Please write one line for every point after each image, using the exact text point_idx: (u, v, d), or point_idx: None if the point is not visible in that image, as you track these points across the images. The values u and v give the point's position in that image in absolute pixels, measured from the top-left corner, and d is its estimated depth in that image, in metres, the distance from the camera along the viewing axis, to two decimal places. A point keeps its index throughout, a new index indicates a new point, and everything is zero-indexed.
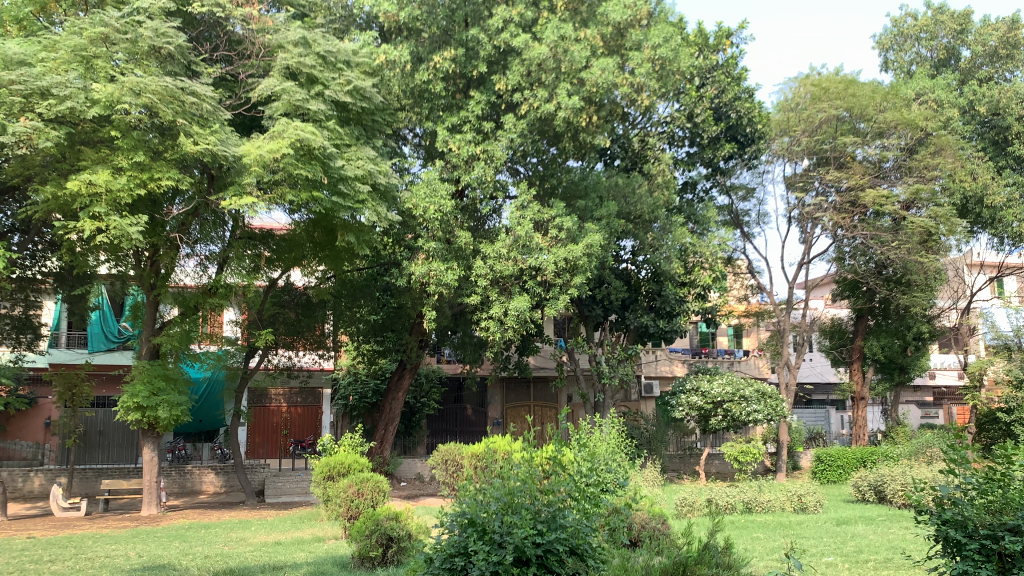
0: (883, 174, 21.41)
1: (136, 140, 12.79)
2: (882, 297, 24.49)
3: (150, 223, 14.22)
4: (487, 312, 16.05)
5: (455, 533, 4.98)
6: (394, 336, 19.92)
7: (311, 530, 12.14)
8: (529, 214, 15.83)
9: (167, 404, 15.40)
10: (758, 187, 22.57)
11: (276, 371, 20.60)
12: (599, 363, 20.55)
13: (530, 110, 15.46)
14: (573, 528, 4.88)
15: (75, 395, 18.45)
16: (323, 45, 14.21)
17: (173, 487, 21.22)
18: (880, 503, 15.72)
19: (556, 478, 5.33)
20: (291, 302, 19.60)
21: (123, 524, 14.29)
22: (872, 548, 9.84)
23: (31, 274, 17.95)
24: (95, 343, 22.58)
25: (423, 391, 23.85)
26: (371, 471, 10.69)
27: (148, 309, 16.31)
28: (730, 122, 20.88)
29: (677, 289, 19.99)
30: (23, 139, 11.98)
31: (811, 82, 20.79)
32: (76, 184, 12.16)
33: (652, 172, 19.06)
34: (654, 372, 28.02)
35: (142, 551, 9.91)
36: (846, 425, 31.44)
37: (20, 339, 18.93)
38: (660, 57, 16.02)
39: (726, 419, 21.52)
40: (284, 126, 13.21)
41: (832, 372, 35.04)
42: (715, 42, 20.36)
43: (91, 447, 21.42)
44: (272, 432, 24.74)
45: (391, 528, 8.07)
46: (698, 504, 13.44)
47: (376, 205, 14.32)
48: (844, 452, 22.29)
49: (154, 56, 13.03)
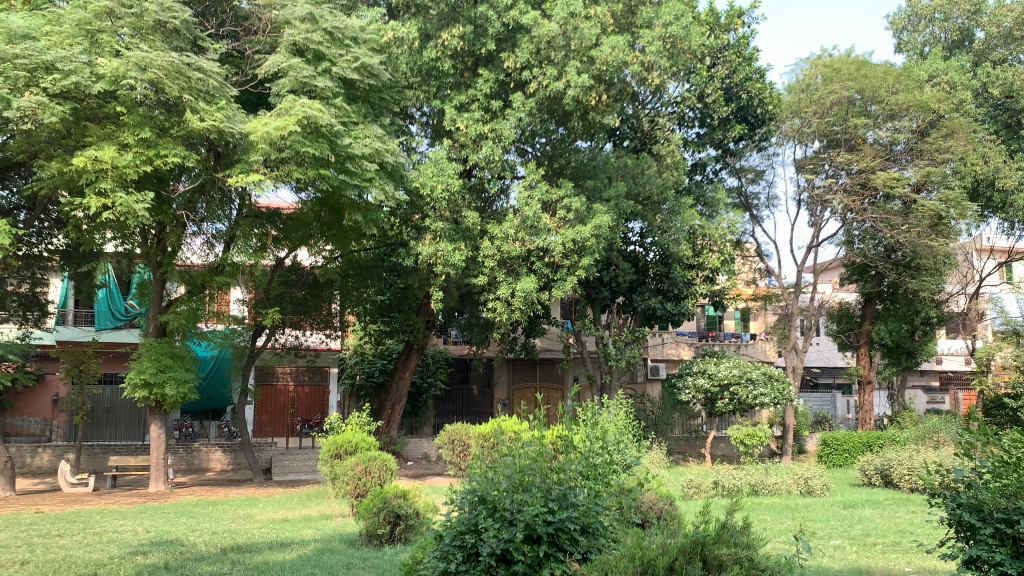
0: (894, 156, 21.27)
1: (142, 116, 12.71)
2: (891, 282, 24.30)
3: (156, 199, 14.16)
4: (494, 293, 15.98)
5: (466, 510, 4.94)
6: (400, 317, 19.85)
7: (317, 508, 12.14)
8: (537, 194, 15.70)
9: (174, 381, 15.40)
10: (768, 169, 22.42)
11: (282, 350, 20.63)
12: (606, 345, 20.48)
13: (538, 89, 15.34)
14: (584, 507, 4.83)
15: (83, 371, 18.47)
16: (330, 21, 14.01)
17: (180, 465, 21.28)
18: (887, 487, 15.65)
19: (566, 456, 5.28)
20: (298, 281, 19.57)
21: (130, 500, 14.34)
22: (879, 532, 9.78)
23: (38, 252, 17.95)
24: (102, 320, 22.62)
25: (430, 371, 23.87)
26: (379, 450, 10.63)
27: (155, 287, 16.29)
28: (741, 103, 20.62)
29: (684, 272, 19.87)
30: (29, 113, 11.90)
31: (823, 63, 20.78)
32: (82, 160, 12.10)
33: (661, 153, 18.82)
34: (660, 355, 28.09)
35: (149, 526, 9.91)
36: (852, 409, 31.35)
37: (26, 317, 19.15)
38: (671, 35, 15.80)
39: (733, 402, 21.45)
40: (291, 103, 13.13)
41: (839, 357, 34.98)
42: (726, 21, 20.10)
43: (99, 424, 21.50)
44: (279, 411, 24.95)
45: (398, 506, 8.01)
46: (704, 486, 13.43)
47: (383, 183, 14.12)
48: (850, 436, 22.21)
49: (160, 31, 12.87)
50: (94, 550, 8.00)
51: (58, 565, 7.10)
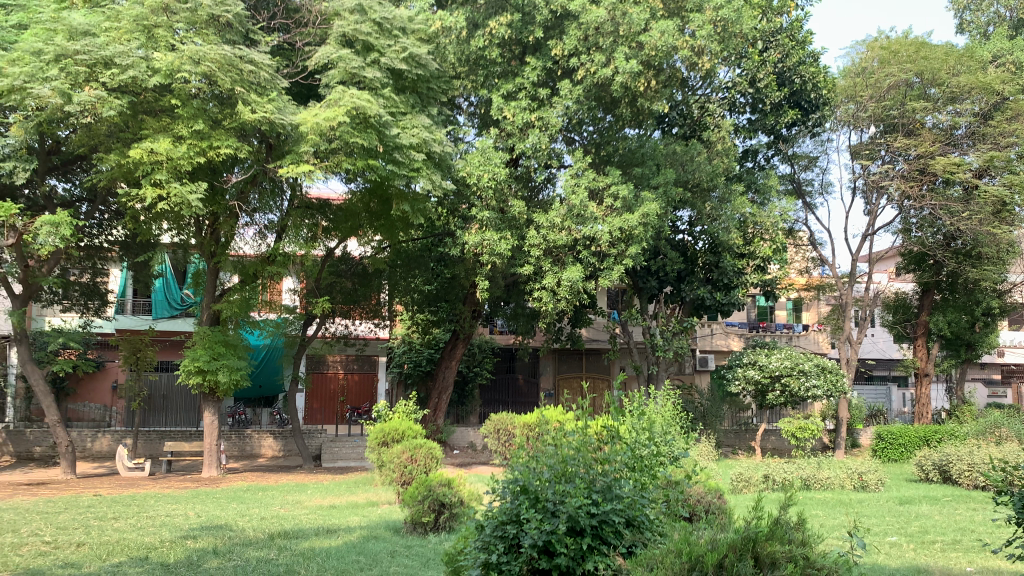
0: (954, 141, 20.56)
1: (196, 109, 12.88)
2: (950, 271, 23.58)
3: (209, 190, 14.39)
4: (540, 283, 15.91)
5: (507, 500, 4.91)
6: (447, 307, 19.94)
7: (365, 496, 12.25)
8: (584, 182, 15.58)
9: (226, 368, 15.66)
10: (821, 156, 21.90)
11: (332, 339, 20.89)
12: (654, 335, 20.29)
13: (586, 76, 15.20)
14: (629, 499, 4.77)
15: (140, 359, 18.90)
16: (379, 12, 14.03)
17: (232, 451, 21.69)
18: (945, 483, 15.24)
19: (612, 447, 5.20)
20: (348, 271, 19.75)
21: (183, 485, 14.65)
22: (937, 529, 9.50)
23: (99, 243, 18.32)
24: (159, 309, 23.12)
25: (476, 361, 23.93)
26: (425, 438, 10.69)
27: (209, 276, 16.59)
28: (794, 88, 20.17)
29: (735, 261, 19.47)
30: (88, 107, 12.19)
31: (880, 45, 20.34)
32: (137, 152, 12.35)
33: (711, 140, 18.52)
34: (709, 346, 27.68)
35: (200, 511, 10.12)
36: (908, 402, 30.61)
37: (87, 305, 19.75)
38: (723, 19, 15.49)
39: (784, 395, 21.07)
40: (340, 94, 13.22)
41: (894, 349, 34.17)
42: (779, 4, 19.64)
43: (155, 410, 22.02)
44: (329, 398, 25.33)
45: (443, 494, 8.03)
46: (754, 480, 13.25)
47: (430, 173, 14.09)
48: (906, 430, 21.64)
49: (213, 24, 13.02)
50: (148, 534, 8.18)
51: (112, 549, 7.25)
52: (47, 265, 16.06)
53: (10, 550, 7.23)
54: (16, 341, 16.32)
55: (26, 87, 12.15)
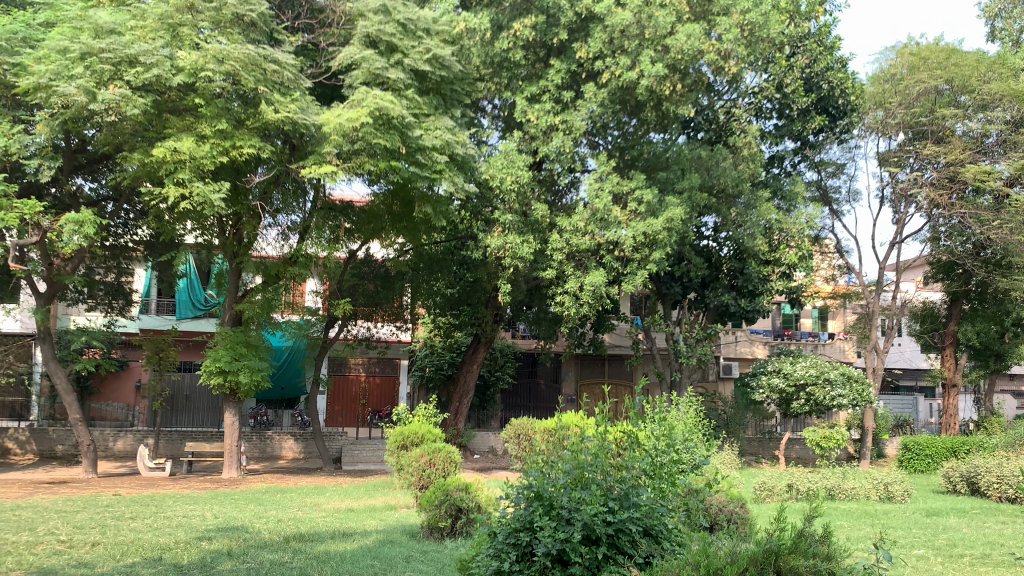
0: (985, 149, 20.10)
1: (220, 108, 12.92)
2: (979, 281, 23.27)
3: (233, 190, 14.42)
4: (563, 287, 15.79)
5: (521, 506, 4.81)
6: (469, 310, 19.85)
7: (383, 499, 12.18)
8: (607, 186, 15.42)
9: (248, 369, 15.67)
10: (849, 162, 21.64)
11: (354, 341, 20.85)
12: (677, 341, 20.11)
13: (611, 79, 15.07)
14: (647, 508, 4.64)
15: (163, 358, 18.98)
16: (403, 13, 13.98)
17: (253, 452, 21.74)
18: (973, 495, 14.92)
19: (630, 453, 5.08)
20: (370, 274, 19.73)
21: (203, 485, 14.66)
22: (966, 543, 9.26)
23: (124, 242, 18.47)
24: (183, 309, 23.24)
25: (498, 365, 23.86)
26: (444, 442, 10.58)
27: (231, 277, 16.63)
28: (821, 93, 19.76)
29: (760, 268, 19.06)
30: (113, 106, 12.26)
31: (910, 52, 20.07)
32: (161, 151, 12.40)
33: (737, 144, 18.27)
34: (734, 353, 27.50)
35: (218, 512, 10.08)
36: (935, 413, 30.15)
37: (112, 304, 19.88)
38: (750, 23, 15.29)
39: (809, 403, 20.78)
40: (364, 95, 13.22)
41: (922, 358, 33.66)
42: (807, 9, 19.38)
43: (178, 410, 22.14)
44: (351, 400, 25.16)
45: (460, 499, 7.92)
46: (777, 489, 13.07)
47: (453, 175, 14.01)
48: (934, 441, 21.23)
49: (239, 24, 13.06)
50: (163, 534, 8.15)
51: (126, 548, 7.22)
52: (72, 264, 16.17)
53: (25, 548, 7.21)
54: (40, 340, 16.44)
55: (52, 85, 12.23)
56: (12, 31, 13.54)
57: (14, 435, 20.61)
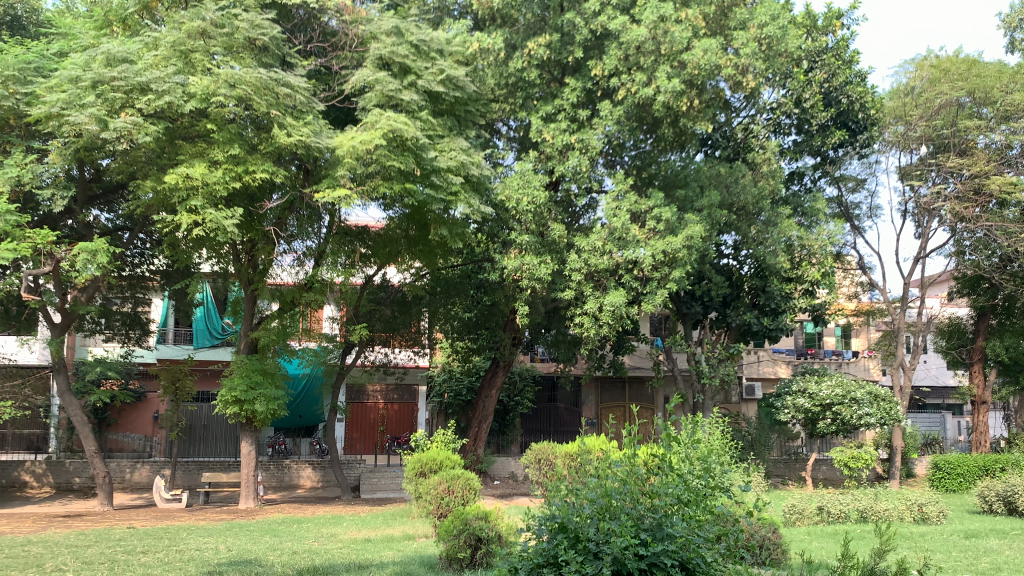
0: (1009, 161, 19.64)
1: (232, 134, 12.81)
2: (1007, 295, 22.73)
3: (247, 216, 14.27)
4: (582, 308, 15.49)
5: (544, 539, 4.57)
6: (487, 334, 19.54)
7: (401, 529, 11.86)
8: (625, 205, 15.14)
9: (264, 398, 15.46)
10: (870, 177, 21.32)
11: (372, 368, 20.67)
12: (698, 362, 19.77)
13: (627, 96, 14.84)
14: (683, 539, 4.34)
15: (179, 388, 18.82)
16: (416, 35, 13.96)
17: (271, 481, 21.50)
18: (1011, 515, 14.39)
19: (663, 479, 4.81)
20: (387, 299, 19.50)
21: (218, 517, 14.39)
22: (1011, 567, 8.85)
23: (141, 272, 18.53)
24: (200, 338, 23.04)
25: (517, 389, 23.55)
26: (463, 468, 10.30)
27: (247, 304, 16.47)
28: (840, 108, 19.38)
29: (782, 285, 18.81)
30: (125, 134, 12.20)
31: (930, 64, 19.87)
32: (173, 177, 12.29)
33: (756, 161, 17.96)
34: (756, 373, 26.94)
35: (232, 545, 9.82)
36: (963, 431, 29.75)
37: (128, 334, 19.74)
38: (768, 36, 15.07)
39: (836, 424, 20.26)
40: (377, 117, 13.02)
41: (948, 376, 33.07)
42: (823, 23, 19.15)
43: (195, 440, 21.97)
44: (369, 428, 24.91)
45: (479, 528, 7.62)
46: (808, 512, 12.72)
47: (468, 197, 13.80)
48: (966, 460, 20.64)
49: (251, 49, 12.98)
50: (173, 568, 7.90)
51: None
52: (86, 294, 16.10)
53: None
54: (55, 370, 16.34)
55: (64, 114, 12.19)
56: (26, 61, 13.56)
57: (31, 467, 20.54)
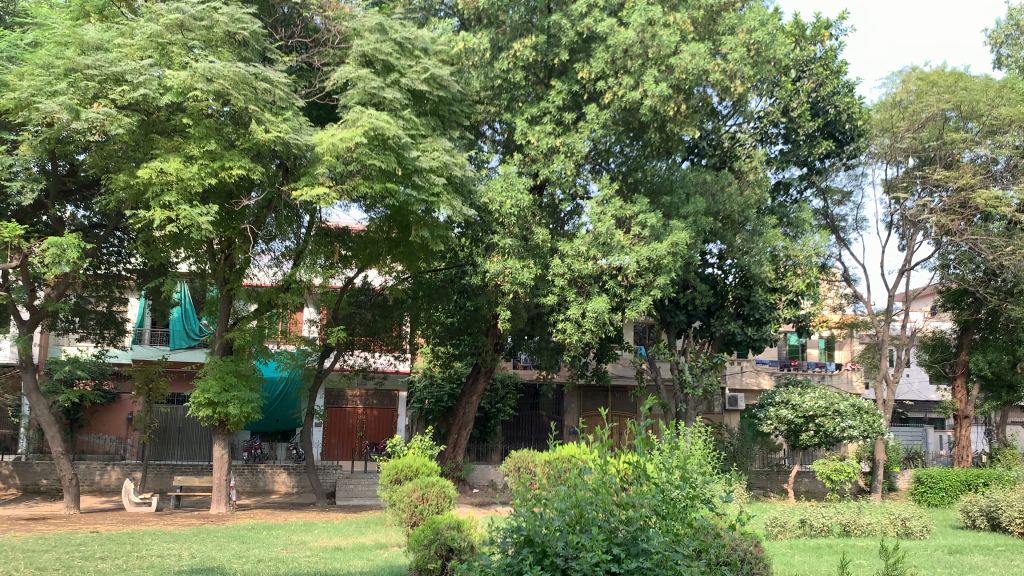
0: (994, 175, 19.77)
1: (209, 128, 12.48)
2: (990, 310, 22.67)
3: (223, 213, 13.90)
4: (564, 313, 15.23)
5: (509, 553, 4.38)
6: (469, 340, 19.27)
7: (374, 537, 11.56)
8: (610, 210, 14.91)
9: (237, 400, 15.07)
10: (856, 189, 21.23)
11: (351, 372, 20.30)
12: (682, 371, 19.54)
13: (613, 99, 14.64)
14: (659, 555, 4.14)
15: (152, 390, 18.38)
16: (400, 32, 13.70)
17: (244, 486, 21.11)
18: (994, 531, 14.25)
19: (639, 489, 4.60)
20: (368, 302, 19.17)
21: (187, 522, 14.01)
22: None
23: (117, 271, 18.18)
24: (176, 339, 22.65)
25: (498, 397, 23.27)
26: (438, 476, 10.03)
27: (222, 304, 16.07)
28: (828, 118, 19.25)
29: (767, 295, 18.66)
30: (97, 126, 11.85)
31: (917, 76, 19.62)
32: (146, 172, 11.95)
33: (742, 169, 17.83)
34: (739, 384, 26.77)
35: (196, 551, 9.49)
36: (945, 446, 29.63)
37: (102, 334, 19.25)
38: (756, 42, 14.89)
39: (818, 436, 20.09)
40: (358, 114, 12.74)
41: (930, 390, 33.10)
42: (812, 33, 19.05)
43: (169, 443, 21.55)
44: (347, 433, 24.49)
45: (452, 538, 7.23)
46: (790, 525, 12.51)
47: (451, 199, 13.51)
48: (947, 474, 20.52)
49: (230, 43, 12.65)
50: None
51: None
52: (55, 291, 15.66)
53: None
54: (23, 369, 15.90)
55: (33, 101, 11.85)
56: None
57: None
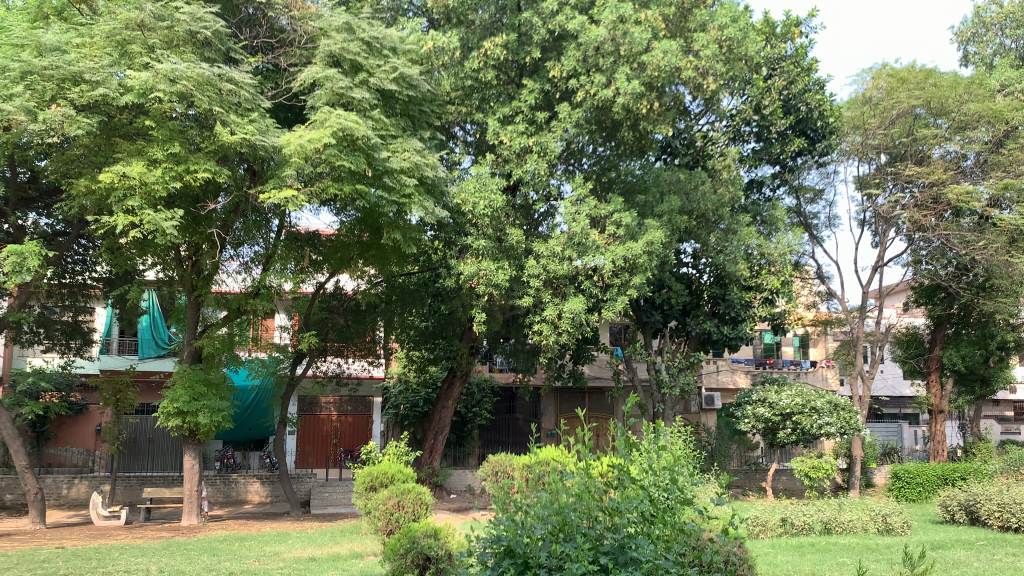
0: (964, 171, 19.94)
1: (172, 131, 12.17)
2: (963, 305, 22.78)
3: (189, 217, 13.56)
4: (540, 315, 15.05)
5: (488, 565, 4.20)
6: (445, 344, 19.04)
7: (350, 546, 11.31)
8: (584, 210, 14.75)
9: (207, 409, 14.73)
10: (828, 187, 21.31)
11: (325, 378, 19.99)
12: (658, 371, 19.47)
13: (586, 97, 14.50)
14: (649, 562, 3.97)
15: (120, 400, 17.95)
16: (367, 31, 13.47)
17: (217, 497, 20.71)
18: (972, 524, 14.27)
19: (624, 493, 4.43)
20: (340, 307, 18.87)
21: (158, 535, 13.65)
22: None
23: (82, 280, 17.76)
24: (145, 349, 22.27)
25: (474, 401, 23.06)
26: (415, 482, 9.81)
27: (190, 311, 15.71)
28: (800, 115, 19.25)
29: (742, 293, 18.66)
30: (56, 128, 11.51)
31: (887, 73, 19.43)
32: (108, 175, 11.60)
33: (716, 168, 17.80)
34: (715, 383, 26.75)
35: (164, 566, 9.18)
36: (919, 440, 29.89)
37: (68, 344, 18.65)
38: (728, 38, 14.85)
39: (795, 433, 20.09)
40: (326, 115, 12.48)
41: (904, 386, 33.41)
42: (782, 31, 19.04)
43: (139, 454, 21.08)
44: (322, 441, 24.20)
45: (428, 546, 7.04)
46: (771, 524, 12.40)
47: (423, 200, 13.30)
48: (924, 469, 20.59)
49: (192, 42, 12.35)
50: None
51: None
52: (17, 301, 15.21)
53: None
54: None
55: None
56: None
57: None
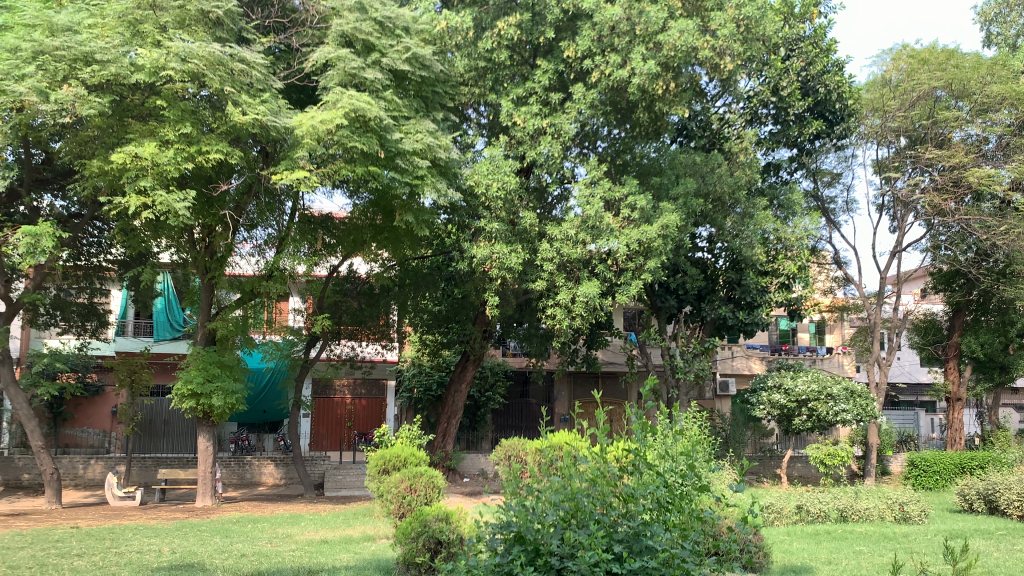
0: (985, 154, 19.58)
1: (184, 111, 12.11)
2: (982, 291, 22.52)
3: (202, 199, 13.52)
4: (554, 299, 14.94)
5: (498, 550, 4.14)
6: (458, 327, 18.99)
7: (362, 529, 11.30)
8: (599, 192, 14.61)
9: (221, 392, 14.74)
10: (845, 171, 21.00)
11: (338, 362, 20.00)
12: (672, 356, 19.37)
13: (600, 78, 14.34)
14: (664, 551, 3.89)
15: (135, 382, 18.00)
16: (380, 11, 13.31)
17: (231, 479, 20.81)
18: (991, 513, 14.12)
19: (639, 478, 4.33)
20: (353, 291, 18.83)
21: (171, 516, 13.69)
22: (1000, 569, 8.55)
23: (97, 263, 17.81)
24: (161, 331, 22.36)
25: (488, 385, 23.02)
26: (427, 466, 9.78)
27: (204, 293, 15.72)
28: (817, 97, 18.99)
29: (758, 278, 18.48)
30: (68, 108, 11.49)
31: (907, 53, 19.28)
32: (120, 156, 11.57)
33: (732, 150, 17.58)
34: (730, 369, 26.58)
35: (176, 547, 9.19)
36: (936, 428, 29.61)
37: (84, 326, 18.79)
38: (746, 18, 14.61)
39: (811, 420, 19.94)
40: (338, 95, 12.38)
41: (922, 373, 33.07)
42: (801, 11, 18.74)
43: (155, 436, 21.20)
44: (336, 424, 24.27)
45: (440, 530, 6.98)
46: (786, 511, 12.29)
47: (436, 182, 13.19)
48: (941, 457, 20.39)
49: (204, 22, 12.29)
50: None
51: None
52: (32, 283, 15.26)
53: None
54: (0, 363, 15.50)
55: None
56: None
57: None
